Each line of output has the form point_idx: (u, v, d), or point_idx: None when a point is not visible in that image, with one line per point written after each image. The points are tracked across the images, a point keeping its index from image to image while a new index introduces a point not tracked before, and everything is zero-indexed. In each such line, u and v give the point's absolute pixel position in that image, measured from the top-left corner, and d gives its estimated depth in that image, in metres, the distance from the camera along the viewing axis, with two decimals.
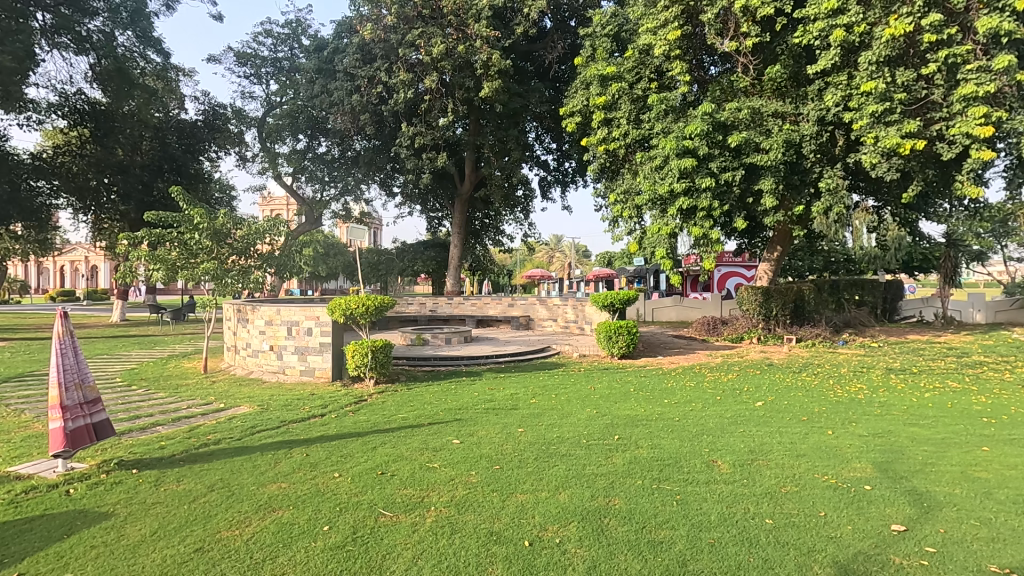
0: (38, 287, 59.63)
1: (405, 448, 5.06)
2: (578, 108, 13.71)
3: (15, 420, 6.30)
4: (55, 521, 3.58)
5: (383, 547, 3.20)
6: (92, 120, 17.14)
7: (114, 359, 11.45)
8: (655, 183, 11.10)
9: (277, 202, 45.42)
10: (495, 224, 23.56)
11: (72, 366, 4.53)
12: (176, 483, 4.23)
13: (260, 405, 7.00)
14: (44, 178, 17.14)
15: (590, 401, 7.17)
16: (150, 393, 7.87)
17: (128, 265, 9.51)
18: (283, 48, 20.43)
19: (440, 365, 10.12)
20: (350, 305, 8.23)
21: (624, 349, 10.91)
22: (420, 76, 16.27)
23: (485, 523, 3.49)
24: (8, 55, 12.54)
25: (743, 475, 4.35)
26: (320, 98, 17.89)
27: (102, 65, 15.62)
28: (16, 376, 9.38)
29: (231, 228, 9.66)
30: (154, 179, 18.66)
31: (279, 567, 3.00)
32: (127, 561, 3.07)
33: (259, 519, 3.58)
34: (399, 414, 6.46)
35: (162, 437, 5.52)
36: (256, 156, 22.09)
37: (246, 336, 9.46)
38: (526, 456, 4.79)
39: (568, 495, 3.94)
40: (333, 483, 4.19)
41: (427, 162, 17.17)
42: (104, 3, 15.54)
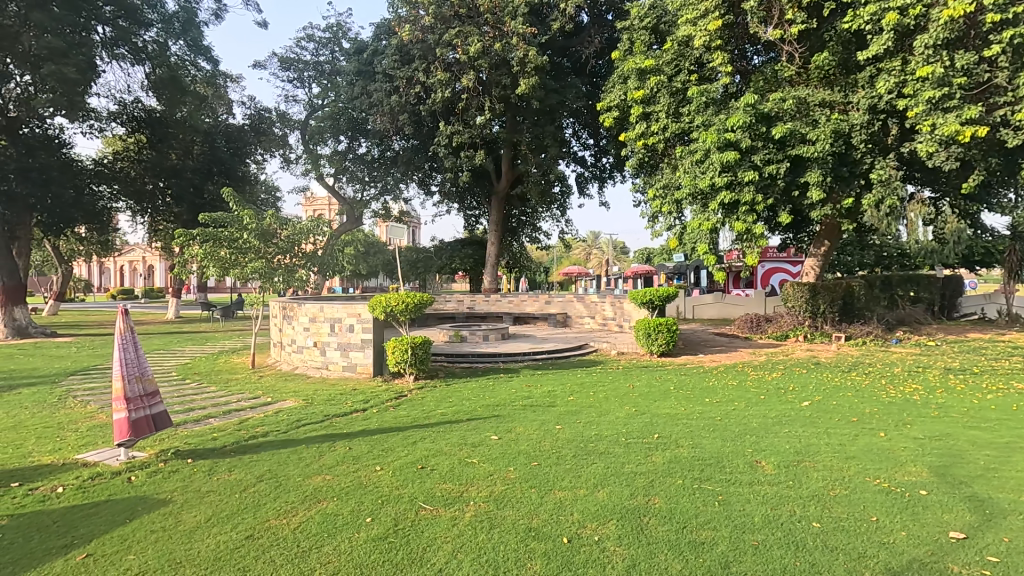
0: (99, 286, 63.49)
1: (444, 443, 5.14)
2: (615, 103, 13.50)
3: (82, 410, 6.72)
4: (119, 506, 3.80)
5: (424, 539, 3.26)
6: (148, 127, 18.20)
7: (170, 354, 12.02)
8: (695, 178, 10.87)
9: (320, 203, 46.68)
10: (532, 222, 23.65)
11: (133, 360, 4.77)
12: (227, 473, 4.40)
13: (305, 399, 7.25)
14: (105, 182, 18.37)
15: (629, 398, 7.12)
16: (203, 387, 8.27)
17: (181, 262, 9.96)
18: (325, 52, 20.91)
19: (478, 362, 10.21)
20: (391, 302, 8.39)
21: (663, 347, 10.75)
22: (457, 75, 16.41)
23: (524, 519, 3.51)
24: (71, 67, 13.57)
25: (789, 477, 4.22)
26: (360, 99, 18.29)
27: (157, 74, 16.36)
28: (82, 369, 9.99)
29: (277, 228, 10.03)
30: (204, 181, 19.34)
31: (324, 556, 3.08)
32: (184, 546, 3.23)
33: (305, 509, 3.69)
34: (439, 409, 6.57)
35: (214, 429, 5.79)
36: (299, 158, 22.71)
37: (292, 333, 9.74)
38: (564, 453, 4.80)
39: (606, 493, 3.91)
40: (375, 475, 4.30)
41: (465, 160, 17.30)
42: (157, 14, 16.20)
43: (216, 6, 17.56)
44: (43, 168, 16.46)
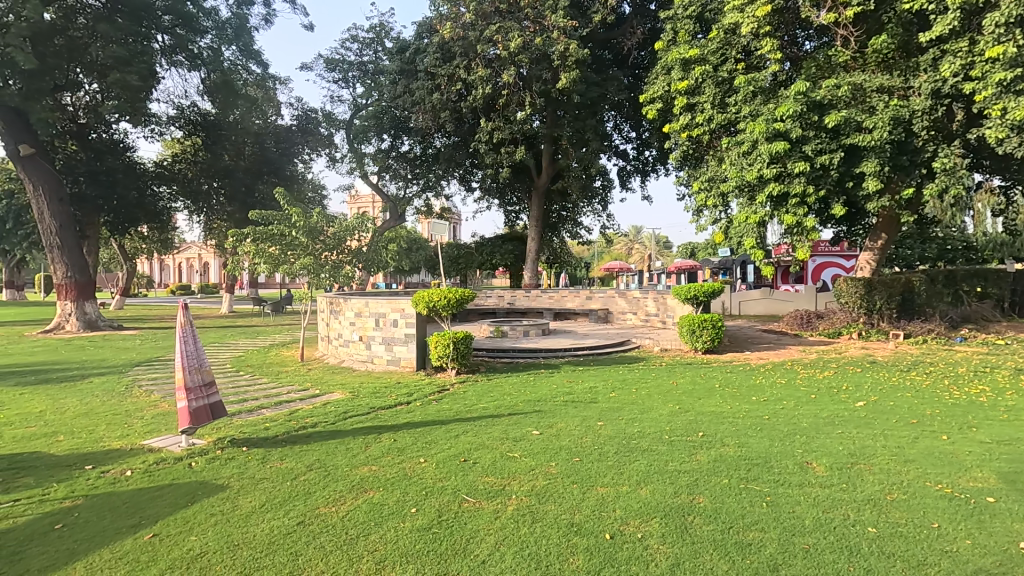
0: (160, 282, 67.06)
1: (486, 436, 5.20)
2: (658, 95, 13.24)
3: (146, 399, 7.14)
4: (180, 490, 4.02)
5: (467, 531, 3.31)
6: (203, 130, 19.17)
7: (224, 347, 12.59)
8: (742, 170, 10.56)
9: (364, 200, 47.72)
10: (573, 217, 23.52)
11: (193, 352, 5.01)
12: (280, 461, 4.60)
13: (351, 391, 7.48)
14: (164, 183, 19.63)
15: (672, 396, 7.00)
16: (256, 378, 8.63)
17: (235, 259, 10.39)
18: (368, 52, 21.30)
19: (519, 357, 10.25)
20: (433, 297, 8.53)
21: (708, 344, 10.51)
22: (498, 71, 16.46)
23: (566, 514, 3.52)
24: (134, 74, 14.31)
25: (842, 479, 4.07)
26: (403, 98, 18.59)
27: (212, 79, 17.07)
28: (146, 360, 10.60)
29: (324, 225, 10.34)
30: (256, 181, 20.15)
31: (372, 544, 3.18)
32: (241, 529, 3.38)
33: (353, 498, 3.81)
34: (480, 404, 6.65)
35: (267, 419, 6.03)
36: (344, 156, 23.27)
37: (339, 327, 10.03)
38: (606, 450, 4.77)
39: (650, 490, 3.87)
40: (419, 467, 4.39)
41: (506, 156, 17.32)
42: (212, 22, 16.77)
43: (265, 12, 18.12)
44: (110, 171, 17.97)
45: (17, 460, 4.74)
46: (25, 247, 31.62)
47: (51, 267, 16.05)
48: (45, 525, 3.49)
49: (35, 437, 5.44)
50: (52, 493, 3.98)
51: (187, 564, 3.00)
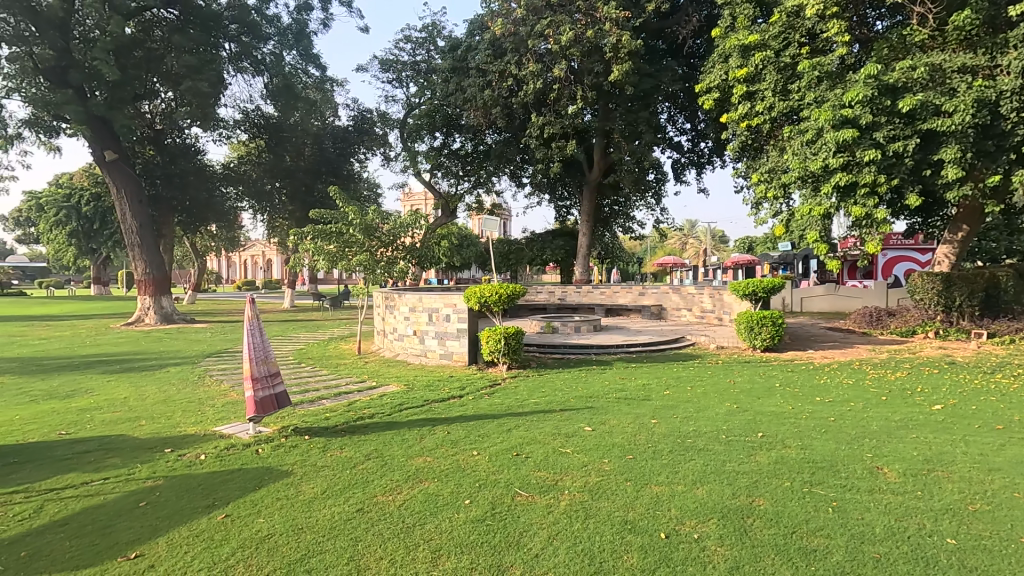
0: (227, 279, 71.00)
1: (539, 432, 5.21)
2: (715, 84, 12.80)
3: (217, 388, 7.58)
4: (249, 475, 4.25)
5: (521, 524, 3.34)
6: (267, 132, 20.03)
7: (287, 340, 13.18)
8: (806, 160, 10.08)
9: (417, 198, 48.72)
10: (625, 211, 23.16)
11: (259, 344, 5.25)
12: (340, 450, 4.77)
13: (406, 384, 7.67)
14: (231, 184, 20.75)
15: (730, 395, 6.78)
16: (316, 370, 9.00)
17: (297, 256, 10.85)
18: (421, 52, 21.58)
19: (571, 353, 10.21)
20: (485, 293, 8.59)
21: (767, 342, 10.11)
22: (549, 66, 16.39)
23: (620, 511, 3.48)
24: (204, 82, 15.12)
25: (917, 486, 3.83)
26: (455, 96, 18.78)
27: (274, 83, 17.78)
28: (217, 352, 11.26)
29: (379, 222, 10.62)
30: (314, 181, 20.94)
31: (428, 533, 3.25)
32: (305, 513, 3.54)
33: (409, 488, 3.92)
34: (532, 399, 6.66)
35: (327, 409, 6.27)
36: (398, 155, 23.78)
37: (394, 321, 10.29)
38: (661, 448, 4.67)
39: (706, 491, 3.77)
40: (472, 459, 4.45)
41: (557, 151, 17.21)
42: (274, 28, 17.50)
43: (323, 16, 18.73)
44: (183, 173, 19.31)
45: (105, 442, 5.14)
46: (110, 246, 34.21)
47: (133, 264, 17.19)
48: (131, 502, 3.76)
49: (121, 421, 5.88)
50: (137, 472, 4.30)
51: (256, 543, 3.17)
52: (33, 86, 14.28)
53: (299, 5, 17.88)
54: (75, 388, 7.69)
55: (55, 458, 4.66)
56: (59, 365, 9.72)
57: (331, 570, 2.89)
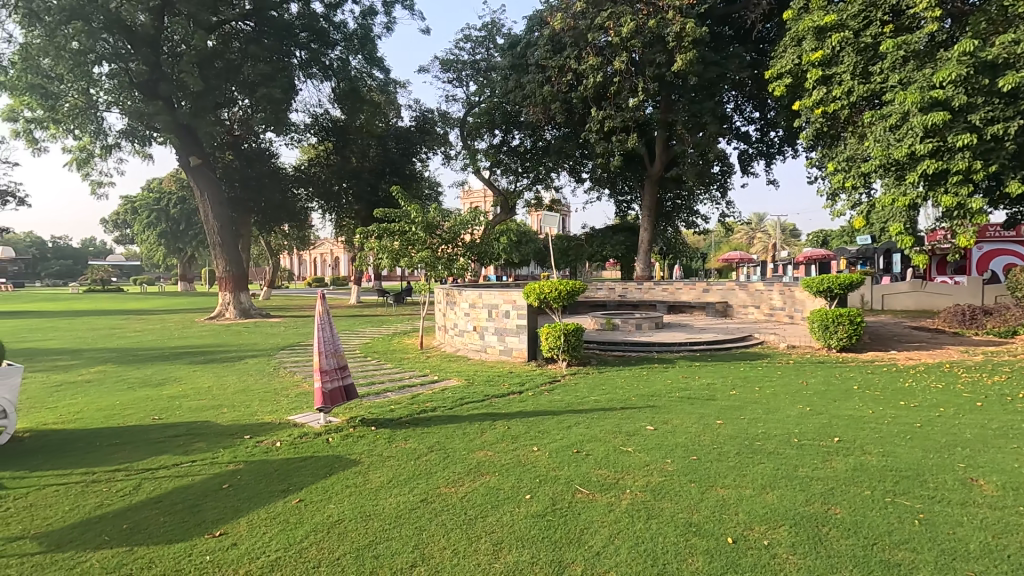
0: (298, 275, 74.91)
1: (599, 429, 5.16)
2: (787, 69, 12.15)
3: (291, 379, 8.02)
4: (320, 462, 4.46)
5: (581, 521, 3.32)
6: (335, 135, 20.91)
7: (354, 334, 13.71)
8: (889, 147, 9.32)
9: (477, 195, 49.28)
10: (688, 205, 22.49)
11: (329, 338, 5.48)
12: (404, 442, 4.92)
13: (466, 379, 7.81)
14: (302, 186, 21.65)
15: (802, 396, 6.45)
16: (381, 364, 9.32)
17: (362, 253, 11.26)
18: (481, 50, 21.73)
19: (632, 351, 10.02)
20: (545, 290, 8.58)
21: (844, 341, 9.50)
22: (609, 58, 16.18)
23: (684, 513, 3.39)
24: (278, 89, 15.94)
25: (1018, 501, 3.50)
26: (514, 93, 18.80)
27: (341, 87, 18.47)
28: (290, 345, 11.89)
29: (440, 220, 10.83)
30: (378, 181, 21.55)
31: (489, 526, 3.30)
32: (372, 501, 3.68)
33: (471, 481, 3.98)
34: (592, 396, 6.61)
35: (392, 402, 6.49)
36: (458, 153, 24.12)
37: (454, 317, 10.48)
38: (727, 450, 4.51)
39: (776, 496, 3.61)
40: (533, 455, 4.47)
41: (618, 145, 16.89)
42: (341, 34, 18.17)
43: (387, 20, 19.29)
44: (258, 176, 20.50)
45: (193, 427, 5.55)
46: (194, 246, 36.73)
47: (214, 262, 18.36)
48: (216, 484, 4.05)
49: (206, 408, 6.34)
50: (221, 456, 4.61)
51: (328, 527, 3.32)
52: (129, 100, 15.55)
53: (364, 11, 18.51)
54: (166, 377, 8.36)
55: (150, 441, 5.09)
56: (153, 356, 10.58)
57: (398, 557, 2.98)
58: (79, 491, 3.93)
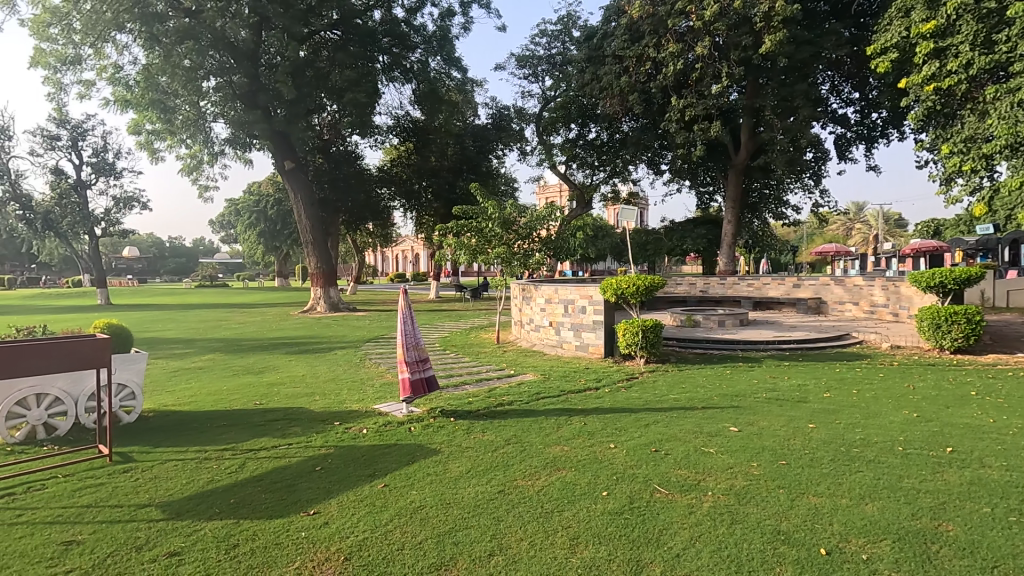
0: (382, 271, 78.58)
1: (678, 428, 5.01)
2: (892, 44, 11.13)
3: (376, 370, 8.45)
4: (402, 450, 4.66)
5: (659, 521, 3.25)
6: (416, 135, 21.62)
7: (434, 328, 14.18)
8: (1017, 124, 8.28)
9: (552, 190, 49.21)
10: (777, 195, 21.21)
11: (411, 331, 5.70)
12: (482, 433, 5.04)
13: (542, 374, 7.86)
14: (385, 185, 22.74)
15: (908, 401, 5.91)
16: (459, 357, 9.58)
17: (441, 250, 11.62)
18: (557, 44, 21.61)
19: (714, 348, 9.63)
20: (622, 285, 8.44)
21: (959, 342, 8.59)
22: (690, 45, 15.62)
23: (772, 520, 3.22)
24: (363, 93, 16.75)
25: None
26: (590, 85, 18.53)
27: (421, 89, 19.02)
28: (374, 338, 12.51)
29: (516, 216, 10.94)
30: (456, 178, 22.09)
31: (565, 521, 3.30)
32: (452, 490, 3.80)
33: (547, 475, 4.01)
34: (671, 394, 6.43)
35: (470, 394, 6.66)
36: (534, 149, 24.19)
37: (530, 312, 10.56)
38: (821, 456, 4.22)
39: (877, 507, 3.35)
40: (609, 452, 4.43)
41: (699, 134, 16.21)
42: (421, 37, 18.73)
43: (464, 21, 19.65)
44: (346, 177, 21.74)
45: (290, 412, 5.99)
46: (289, 244, 39.45)
47: (307, 259, 19.59)
48: (309, 466, 4.34)
49: (301, 395, 6.82)
50: (314, 440, 4.95)
51: (411, 512, 3.47)
52: (233, 110, 16.89)
53: (443, 13, 18.98)
54: (266, 366, 9.07)
55: (253, 424, 5.55)
56: (255, 346, 11.51)
57: (476, 545, 3.06)
58: (194, 466, 4.36)
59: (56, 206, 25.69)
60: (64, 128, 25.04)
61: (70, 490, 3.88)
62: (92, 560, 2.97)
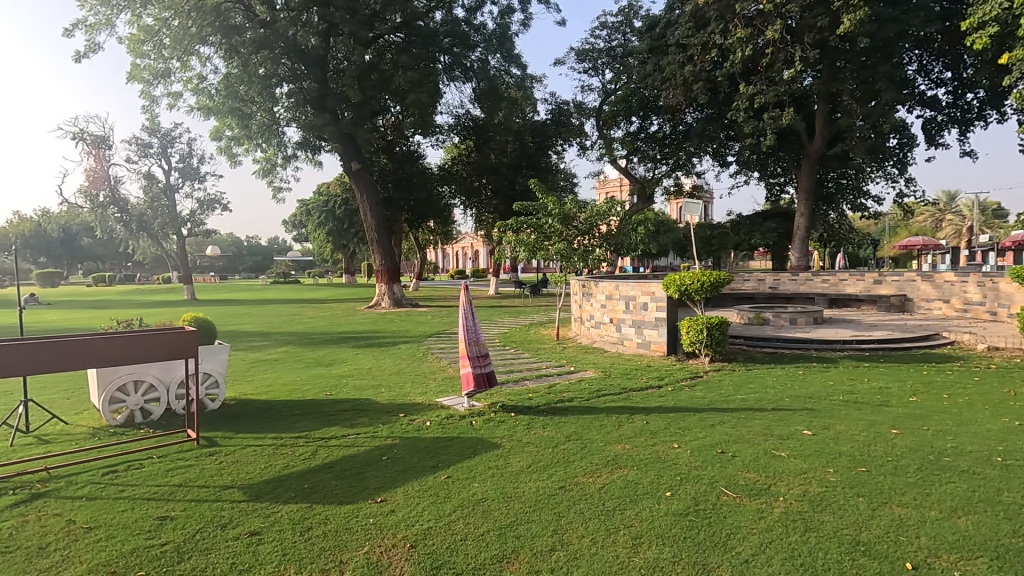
0: (443, 268, 80.25)
1: (747, 430, 4.82)
2: (992, 15, 10.15)
3: (438, 365, 8.64)
4: (464, 443, 4.75)
5: (727, 525, 3.14)
6: (475, 133, 21.81)
7: (494, 324, 14.32)
8: None
9: (612, 184, 48.48)
10: (855, 185, 19.91)
11: (472, 327, 5.82)
12: (542, 429, 5.05)
13: (603, 371, 7.77)
14: (446, 184, 23.28)
15: (1009, 408, 5.39)
16: (518, 353, 9.64)
17: (501, 247, 11.71)
18: (618, 36, 21.18)
19: (785, 348, 9.17)
20: (686, 281, 8.17)
21: None
22: (760, 30, 14.93)
23: (850, 530, 3.04)
24: (425, 94, 17.12)
25: None
26: (652, 77, 18.08)
27: (481, 87, 19.19)
28: (436, 332, 12.80)
29: (576, 211, 10.84)
30: (516, 175, 22.24)
31: (628, 519, 3.26)
32: (513, 484, 3.84)
33: (609, 472, 3.97)
34: (739, 395, 6.18)
35: (530, 390, 6.68)
36: (594, 143, 23.91)
37: (591, 308, 10.46)
38: (905, 464, 3.94)
39: (971, 522, 3.08)
40: (673, 452, 4.32)
41: (770, 122, 15.43)
42: (481, 36, 18.91)
43: (524, 17, 19.66)
44: (409, 176, 22.36)
45: (357, 404, 6.23)
46: (356, 242, 41.02)
47: (372, 256, 20.25)
48: (376, 456, 4.50)
49: (368, 387, 7.08)
50: (380, 431, 5.13)
51: (474, 504, 3.53)
52: (304, 115, 17.71)
53: (503, 10, 19.06)
54: (335, 358, 9.48)
55: (324, 414, 5.81)
56: (325, 339, 12.06)
57: (537, 540, 3.07)
58: (271, 452, 4.63)
59: (148, 208, 27.94)
60: (155, 136, 27.16)
61: (164, 469, 4.22)
62: (182, 535, 3.21)
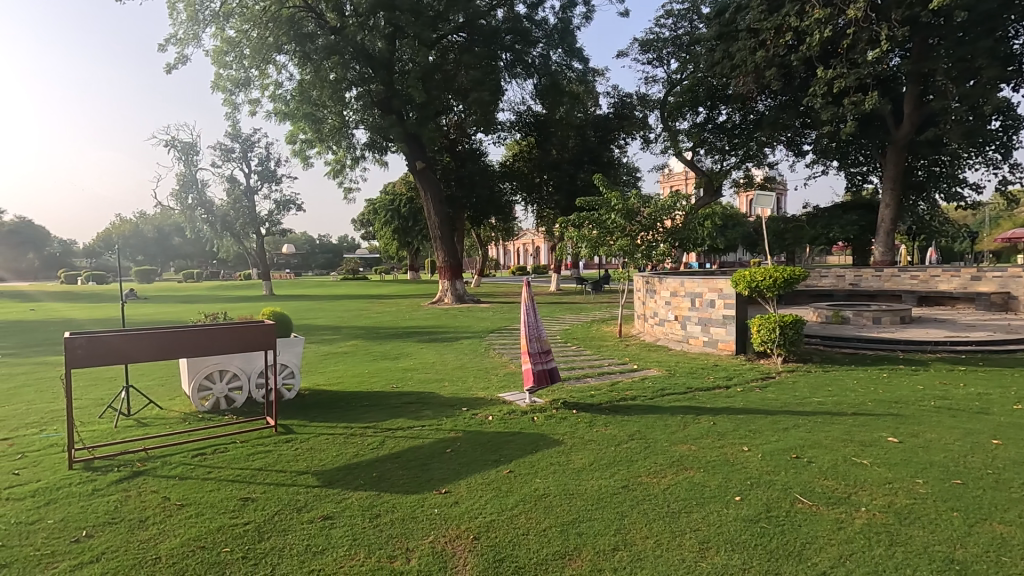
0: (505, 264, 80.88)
1: (824, 435, 4.55)
2: None
3: (499, 360, 8.73)
4: (526, 438, 4.77)
5: (803, 534, 2.98)
6: (536, 130, 21.80)
7: (555, 320, 14.29)
8: None
9: (677, 178, 47.09)
10: (950, 173, 18.28)
11: (534, 323, 5.76)
12: (604, 427, 4.99)
13: (667, 369, 7.58)
14: (508, 181, 23.46)
15: None
16: (580, 350, 9.57)
17: (563, 243, 11.61)
18: (684, 25, 20.49)
19: (867, 348, 8.58)
20: (756, 277, 7.80)
21: None
22: (841, 9, 14.00)
23: (942, 546, 2.81)
24: (486, 91, 17.27)
25: None
26: (720, 64, 17.40)
27: (543, 83, 19.13)
28: (498, 328, 12.93)
29: (640, 206, 10.60)
30: (577, 170, 22.05)
31: (694, 523, 3.16)
32: (575, 481, 3.82)
33: (673, 473, 3.87)
34: (815, 397, 5.85)
35: (592, 387, 6.61)
36: (658, 136, 23.32)
37: (654, 305, 10.22)
38: (1008, 478, 3.59)
39: None
40: (743, 455, 4.14)
41: (851, 108, 14.43)
42: (543, 32, 18.85)
43: (586, 10, 19.41)
44: (471, 174, 22.68)
45: (422, 397, 6.39)
46: (420, 240, 42.13)
47: (435, 253, 20.69)
48: (440, 448, 4.60)
49: (432, 381, 7.24)
50: (444, 424, 5.25)
51: (536, 500, 3.54)
52: (372, 116, 18.31)
53: (565, 4, 18.89)
54: (401, 353, 9.78)
55: (390, 406, 6.00)
56: (391, 334, 12.47)
57: (599, 538, 3.04)
58: (342, 441, 4.83)
59: (231, 209, 29.93)
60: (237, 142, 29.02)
61: (247, 453, 4.51)
62: (262, 516, 3.42)
